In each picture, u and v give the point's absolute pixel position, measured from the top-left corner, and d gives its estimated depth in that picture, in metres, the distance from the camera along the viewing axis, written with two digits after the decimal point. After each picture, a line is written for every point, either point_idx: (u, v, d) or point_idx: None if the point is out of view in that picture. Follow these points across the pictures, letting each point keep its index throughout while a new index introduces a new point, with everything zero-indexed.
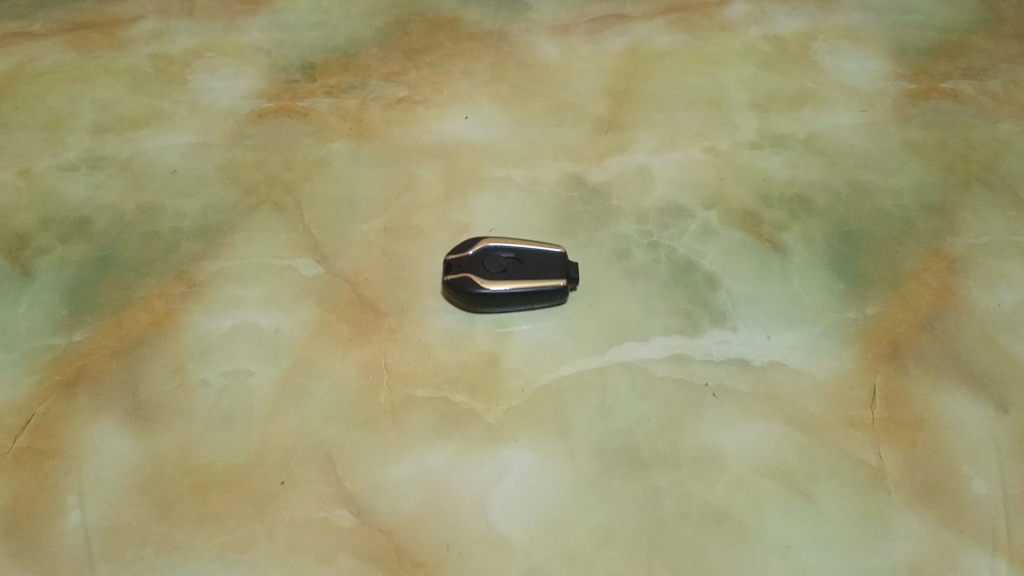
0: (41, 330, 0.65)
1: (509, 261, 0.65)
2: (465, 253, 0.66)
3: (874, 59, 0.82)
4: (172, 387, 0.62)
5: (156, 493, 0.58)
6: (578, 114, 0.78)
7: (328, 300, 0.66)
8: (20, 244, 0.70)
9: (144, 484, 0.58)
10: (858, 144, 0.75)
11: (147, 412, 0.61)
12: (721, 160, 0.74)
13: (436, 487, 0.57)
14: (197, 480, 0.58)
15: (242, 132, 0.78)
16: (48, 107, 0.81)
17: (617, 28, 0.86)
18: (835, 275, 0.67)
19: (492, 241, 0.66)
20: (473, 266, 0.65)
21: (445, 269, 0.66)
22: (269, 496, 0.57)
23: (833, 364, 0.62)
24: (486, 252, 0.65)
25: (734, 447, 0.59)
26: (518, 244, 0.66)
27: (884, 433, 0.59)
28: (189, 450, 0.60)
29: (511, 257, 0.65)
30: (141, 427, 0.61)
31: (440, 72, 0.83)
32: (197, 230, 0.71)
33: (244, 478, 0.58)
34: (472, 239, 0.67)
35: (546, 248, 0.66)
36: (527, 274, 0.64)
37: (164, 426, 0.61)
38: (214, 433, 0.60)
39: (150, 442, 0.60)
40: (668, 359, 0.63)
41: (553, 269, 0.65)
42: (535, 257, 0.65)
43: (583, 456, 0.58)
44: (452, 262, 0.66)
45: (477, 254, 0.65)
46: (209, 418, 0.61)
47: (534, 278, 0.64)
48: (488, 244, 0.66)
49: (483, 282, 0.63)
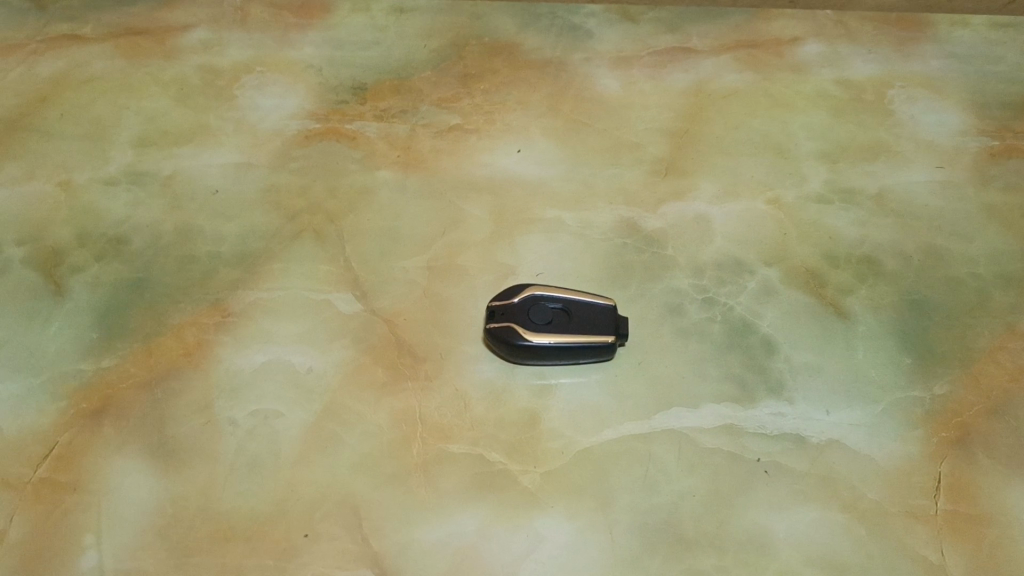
0: (70, 353, 0.64)
1: (555, 312, 0.62)
2: (510, 301, 0.62)
3: (954, 112, 0.78)
4: (199, 424, 0.60)
5: (177, 539, 0.55)
6: (635, 154, 0.75)
7: (364, 341, 0.64)
8: (55, 261, 0.69)
9: (165, 528, 0.56)
10: (932, 203, 0.71)
11: (172, 450, 0.59)
12: (785, 213, 0.70)
13: (466, 554, 0.54)
14: (219, 527, 0.56)
15: (288, 154, 0.76)
16: (94, 117, 0.80)
17: (681, 64, 0.82)
18: (901, 347, 0.63)
19: (540, 289, 0.63)
20: (518, 315, 0.61)
21: (488, 316, 0.63)
22: (290, 550, 0.54)
23: (896, 446, 0.58)
24: (532, 301, 0.62)
25: (785, 533, 0.55)
26: (566, 294, 0.62)
27: (947, 529, 0.55)
28: (212, 494, 0.57)
29: (558, 307, 0.62)
30: (164, 465, 0.58)
31: (495, 101, 0.80)
32: (235, 256, 0.69)
33: (265, 529, 0.55)
34: (518, 285, 0.64)
35: (596, 300, 0.63)
36: (574, 327, 0.61)
37: (188, 466, 0.58)
38: (239, 477, 0.57)
39: (172, 482, 0.57)
40: (718, 429, 0.59)
41: (602, 323, 0.62)
42: (583, 310, 0.62)
43: (623, 532, 0.55)
44: (495, 309, 0.62)
45: (522, 302, 0.62)
46: (235, 461, 0.58)
47: (581, 333, 0.61)
48: (535, 292, 0.62)
49: (527, 333, 0.60)
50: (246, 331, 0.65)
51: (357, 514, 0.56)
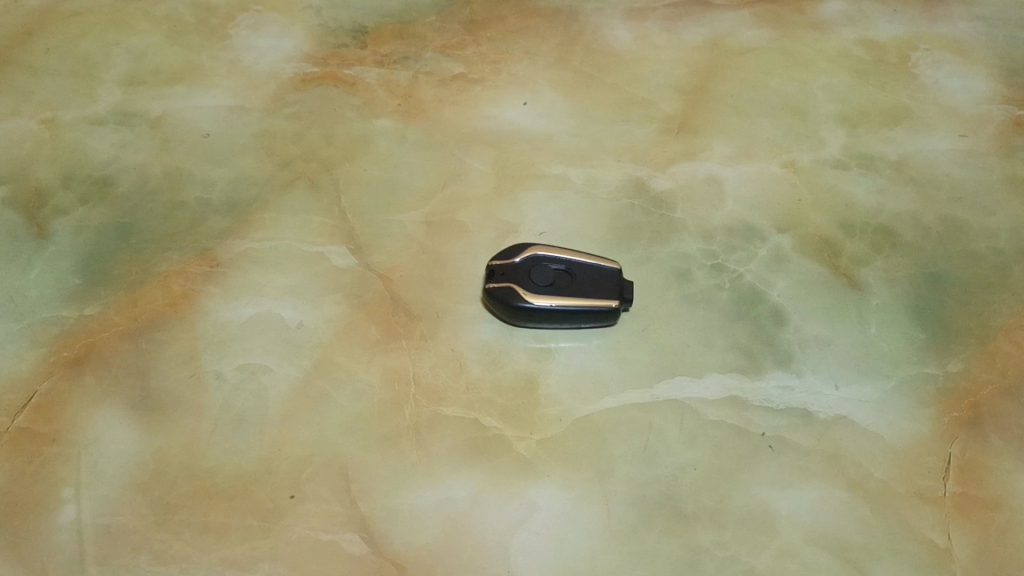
0: (52, 299, 0.61)
1: (557, 274, 0.59)
2: (511, 261, 0.60)
3: (980, 78, 0.74)
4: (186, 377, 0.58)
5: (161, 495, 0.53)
6: (647, 110, 0.72)
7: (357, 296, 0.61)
8: (38, 202, 0.66)
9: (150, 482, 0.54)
10: (954, 173, 0.68)
11: (156, 402, 0.57)
12: (800, 178, 0.68)
13: (455, 521, 0.52)
14: (207, 484, 0.53)
15: (284, 98, 0.73)
16: (81, 53, 0.76)
17: (698, 17, 0.79)
18: (916, 323, 0.60)
19: (542, 249, 0.60)
20: (518, 276, 0.59)
21: (486, 276, 0.60)
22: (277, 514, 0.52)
23: (906, 424, 0.56)
24: (534, 262, 0.59)
25: (788, 511, 0.53)
26: (570, 256, 0.60)
27: (955, 512, 0.53)
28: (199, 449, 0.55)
29: (560, 269, 0.59)
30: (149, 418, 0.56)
31: (502, 49, 0.77)
32: (225, 204, 0.66)
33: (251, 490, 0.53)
34: (519, 244, 0.61)
35: (600, 262, 0.60)
36: (576, 290, 0.58)
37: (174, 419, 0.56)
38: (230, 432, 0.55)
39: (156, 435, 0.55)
40: (723, 401, 0.57)
41: (605, 287, 0.59)
42: (587, 272, 0.59)
43: (620, 504, 0.53)
44: (495, 269, 0.60)
45: (524, 263, 0.59)
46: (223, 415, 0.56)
47: (583, 296, 0.58)
48: (536, 253, 0.59)
49: (527, 295, 0.58)
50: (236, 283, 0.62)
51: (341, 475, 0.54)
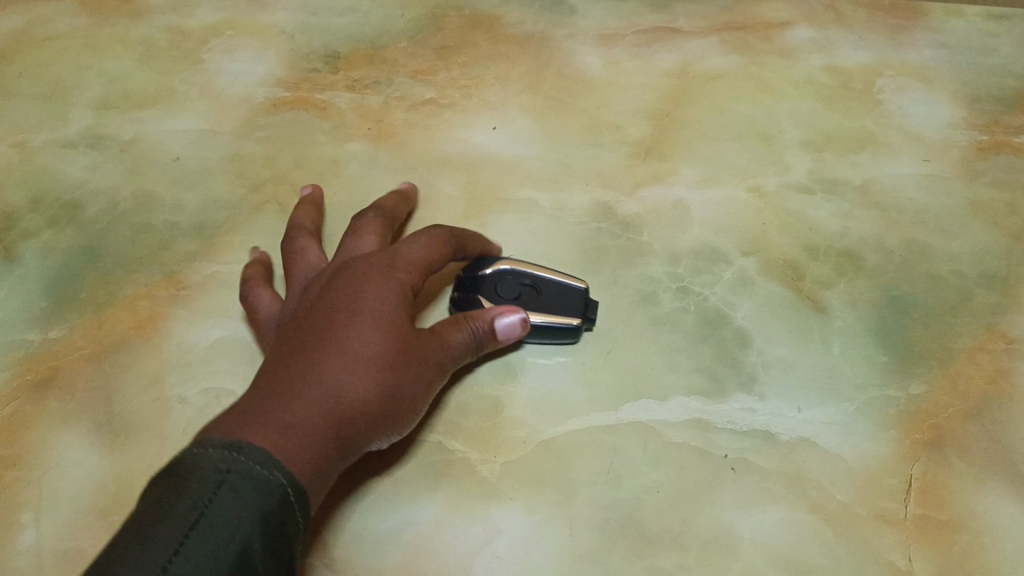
0: (17, 322, 0.61)
1: (522, 288, 0.60)
2: (478, 273, 0.61)
3: (944, 104, 0.75)
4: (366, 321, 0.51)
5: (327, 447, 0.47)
6: (615, 135, 0.73)
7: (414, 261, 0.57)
8: (6, 225, 0.67)
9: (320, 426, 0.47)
10: (918, 198, 0.69)
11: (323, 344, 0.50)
12: (766, 203, 0.68)
13: (418, 544, 0.52)
14: (329, 425, 0.47)
15: (255, 122, 0.73)
16: (53, 76, 0.76)
17: (668, 43, 0.79)
18: (879, 345, 0.61)
19: (510, 263, 0.62)
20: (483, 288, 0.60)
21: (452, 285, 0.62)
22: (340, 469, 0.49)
23: (868, 446, 0.56)
24: (501, 275, 0.61)
25: (750, 533, 0.53)
26: (537, 272, 0.61)
27: (916, 534, 0.53)
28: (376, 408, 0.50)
29: (526, 284, 0.60)
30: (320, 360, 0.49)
31: (473, 74, 0.77)
32: (194, 227, 0.67)
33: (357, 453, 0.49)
34: (490, 257, 0.62)
35: (567, 281, 0.61)
36: (539, 305, 0.60)
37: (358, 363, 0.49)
38: (403, 396, 0.51)
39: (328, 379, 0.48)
40: (686, 423, 0.57)
41: (570, 306, 0.60)
42: (551, 289, 0.61)
43: (583, 526, 0.53)
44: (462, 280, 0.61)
45: (490, 275, 0.61)
46: (399, 369, 0.51)
47: (545, 313, 0.59)
48: (504, 266, 0.61)
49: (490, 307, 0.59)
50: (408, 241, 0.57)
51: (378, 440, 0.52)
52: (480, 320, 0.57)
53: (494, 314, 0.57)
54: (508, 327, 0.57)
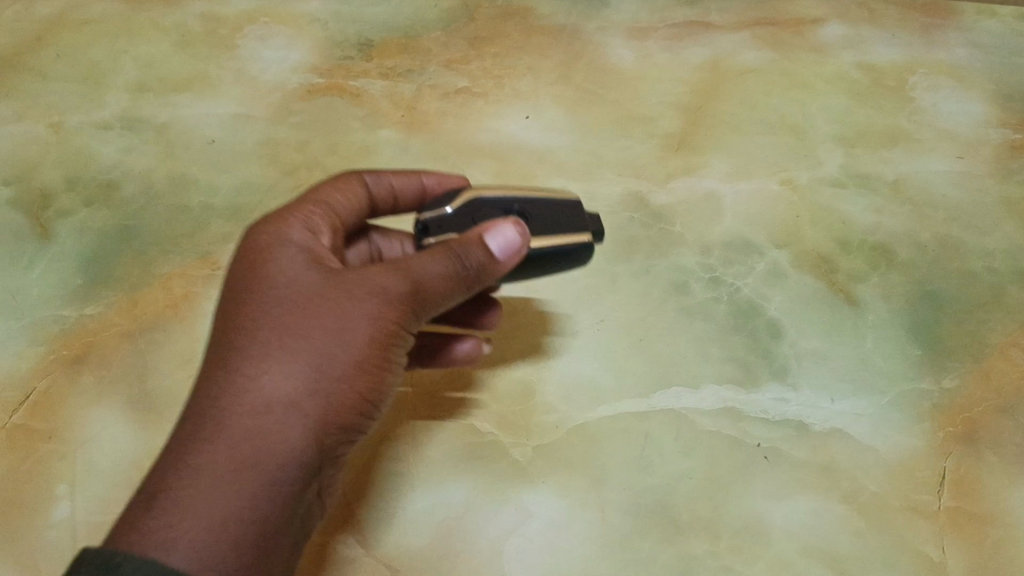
0: (53, 299, 0.62)
1: (511, 216, 0.49)
2: (442, 211, 0.49)
3: (976, 102, 0.75)
4: (261, 311, 0.43)
5: (247, 476, 0.39)
6: (648, 127, 0.73)
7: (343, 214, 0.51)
8: (42, 204, 0.67)
9: (230, 463, 0.39)
10: (950, 195, 0.69)
11: (220, 355, 0.42)
12: (798, 196, 0.68)
13: (449, 525, 0.53)
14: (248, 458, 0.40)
15: (288, 108, 0.74)
16: (89, 59, 0.77)
17: (700, 37, 0.79)
18: (912, 339, 0.61)
19: (480, 191, 0.50)
20: (465, 228, 0.48)
21: (418, 234, 0.49)
22: (304, 475, 0.41)
23: (900, 438, 0.56)
24: (477, 206, 0.49)
25: (782, 521, 0.53)
26: (517, 194, 0.50)
27: (949, 526, 0.53)
28: (301, 402, 0.41)
29: (512, 209, 0.49)
30: (217, 379, 0.42)
31: (505, 65, 0.77)
32: (228, 209, 0.67)
33: (310, 456, 0.41)
34: (447, 193, 0.50)
35: (556, 197, 0.51)
36: (546, 233, 0.49)
37: (259, 365, 0.41)
38: (339, 369, 0.42)
39: (225, 400, 0.41)
40: (718, 412, 0.57)
41: (573, 223, 0.50)
42: (545, 210, 0.50)
43: (615, 512, 0.53)
44: (427, 224, 0.48)
45: (464, 211, 0.49)
46: (325, 356, 0.42)
47: (552, 234, 0.49)
48: (475, 196, 0.49)
49: (490, 227, 0.46)
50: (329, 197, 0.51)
51: (357, 424, 0.44)
52: (464, 241, 0.45)
53: (478, 235, 0.46)
54: (505, 245, 0.46)
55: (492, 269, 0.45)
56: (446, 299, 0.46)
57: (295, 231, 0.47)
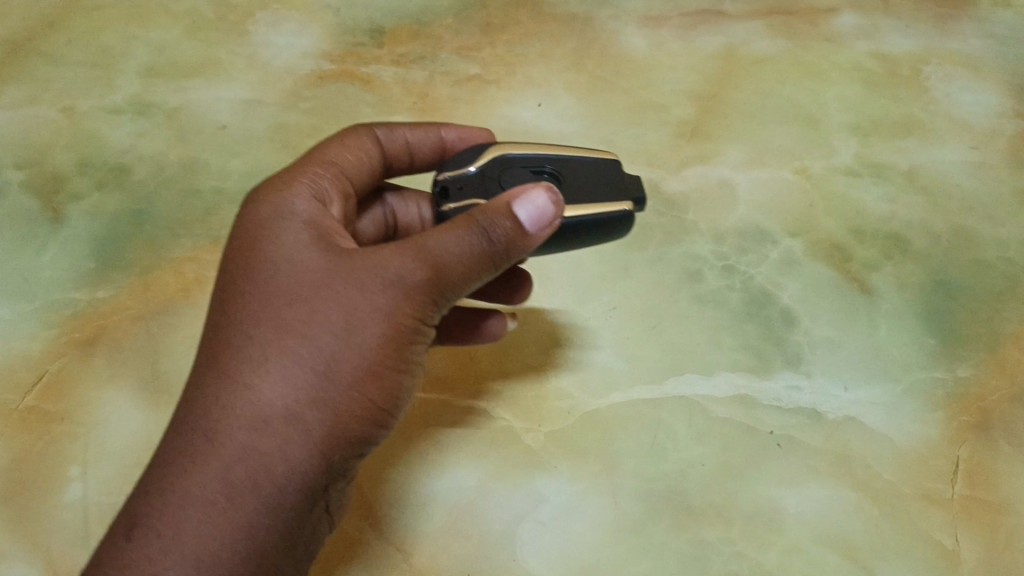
0: (64, 281, 0.62)
1: (541, 177, 0.49)
2: (465, 170, 0.49)
3: (991, 93, 0.75)
4: (261, 307, 0.41)
5: (245, 499, 0.38)
6: (660, 115, 0.72)
7: (352, 173, 0.50)
8: (54, 187, 0.67)
9: (227, 483, 0.38)
10: (965, 185, 0.68)
11: (218, 357, 0.40)
12: (811, 185, 0.68)
13: (461, 509, 0.53)
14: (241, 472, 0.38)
15: (300, 94, 0.74)
16: (101, 44, 0.77)
17: (713, 26, 0.79)
18: (926, 328, 0.60)
19: (508, 149, 0.50)
20: (488, 189, 0.48)
21: (438, 194, 0.49)
22: (309, 491, 0.39)
23: (914, 426, 0.56)
24: (503, 166, 0.50)
25: (795, 508, 0.53)
26: (550, 156, 0.50)
27: (963, 515, 0.53)
28: (303, 416, 0.39)
29: (543, 173, 0.50)
30: (215, 385, 0.40)
31: (518, 52, 0.77)
32: (240, 194, 0.67)
33: (315, 472, 0.39)
34: (472, 149, 0.51)
35: (589, 161, 0.51)
36: (581, 197, 0.48)
37: (257, 373, 0.39)
38: (345, 376, 0.39)
39: (222, 410, 0.39)
40: (731, 399, 0.57)
41: (613, 186, 0.50)
42: (577, 175, 0.50)
43: (627, 497, 0.53)
44: (446, 184, 0.49)
45: (489, 171, 0.49)
46: (320, 356, 0.39)
47: (594, 203, 0.48)
48: (502, 155, 0.50)
49: (520, 193, 0.43)
50: (336, 154, 0.49)
51: (370, 431, 0.41)
52: (490, 211, 0.42)
53: (509, 201, 0.42)
54: (536, 215, 0.42)
55: (522, 242, 0.42)
56: (469, 280, 0.42)
57: (301, 203, 0.44)
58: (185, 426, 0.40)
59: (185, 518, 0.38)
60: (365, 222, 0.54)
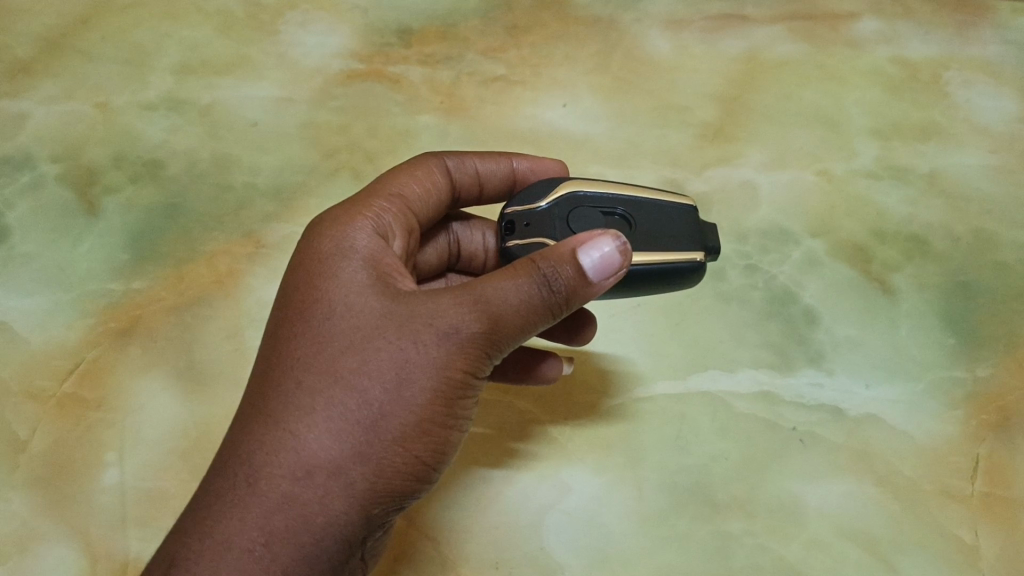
0: (100, 272, 0.63)
1: (612, 219, 0.50)
2: (535, 207, 0.50)
3: (1011, 99, 0.76)
4: (315, 350, 0.41)
5: (282, 548, 0.38)
6: (684, 116, 0.73)
7: (416, 205, 0.51)
8: (89, 181, 0.69)
9: (265, 530, 0.38)
10: (984, 188, 0.69)
11: (268, 396, 0.40)
12: (833, 187, 0.69)
13: (489, 499, 0.54)
14: (284, 519, 0.38)
15: (329, 93, 0.75)
16: (134, 41, 0.78)
17: (736, 30, 0.80)
18: (946, 328, 0.61)
19: (581, 187, 0.51)
20: (555, 227, 0.50)
21: (504, 227, 0.50)
22: (345, 543, 0.39)
23: (934, 424, 0.57)
24: (574, 205, 0.51)
25: (817, 502, 0.54)
26: (624, 196, 0.51)
27: (981, 512, 0.53)
28: (347, 469, 0.39)
29: (614, 214, 0.50)
30: (262, 427, 0.40)
31: (543, 53, 0.78)
32: (271, 190, 0.68)
33: (352, 524, 0.39)
34: (544, 184, 0.52)
35: (666, 203, 0.51)
36: (651, 243, 0.48)
37: (304, 420, 0.39)
38: (394, 429, 0.39)
39: (267, 454, 0.39)
40: (755, 395, 0.58)
41: (686, 235, 0.50)
42: (649, 218, 0.50)
43: (652, 489, 0.54)
44: (512, 220, 0.50)
45: (558, 209, 0.50)
46: (371, 406, 0.39)
47: (665, 250, 0.48)
48: (574, 193, 0.51)
49: (587, 239, 0.42)
50: (403, 186, 0.50)
51: (413, 484, 0.41)
52: (554, 260, 0.41)
53: (573, 250, 0.42)
54: (602, 264, 0.42)
55: (582, 294, 0.42)
56: (524, 331, 0.42)
57: (363, 241, 0.45)
58: (228, 467, 0.39)
59: (220, 561, 0.37)
60: (429, 252, 0.56)
